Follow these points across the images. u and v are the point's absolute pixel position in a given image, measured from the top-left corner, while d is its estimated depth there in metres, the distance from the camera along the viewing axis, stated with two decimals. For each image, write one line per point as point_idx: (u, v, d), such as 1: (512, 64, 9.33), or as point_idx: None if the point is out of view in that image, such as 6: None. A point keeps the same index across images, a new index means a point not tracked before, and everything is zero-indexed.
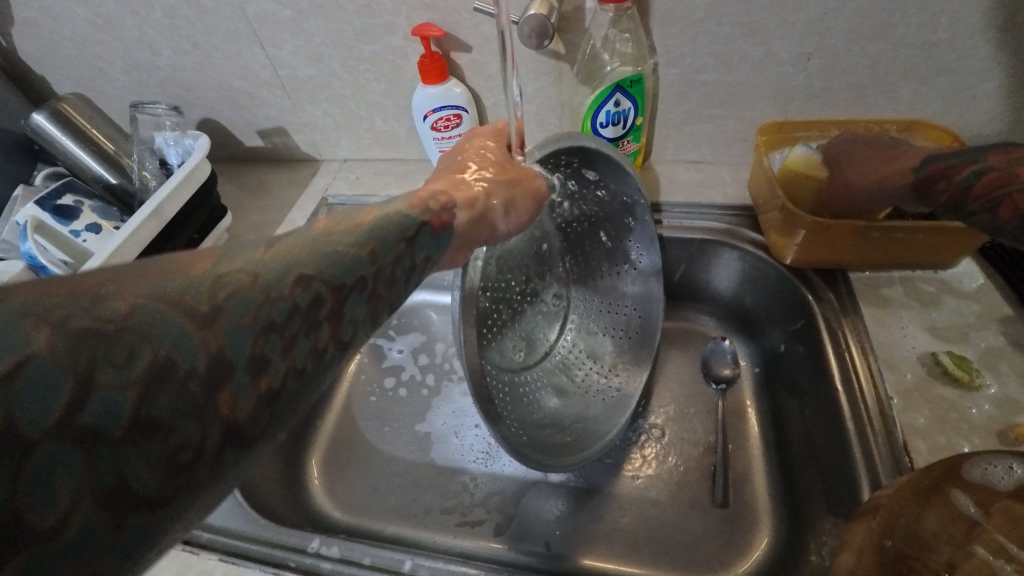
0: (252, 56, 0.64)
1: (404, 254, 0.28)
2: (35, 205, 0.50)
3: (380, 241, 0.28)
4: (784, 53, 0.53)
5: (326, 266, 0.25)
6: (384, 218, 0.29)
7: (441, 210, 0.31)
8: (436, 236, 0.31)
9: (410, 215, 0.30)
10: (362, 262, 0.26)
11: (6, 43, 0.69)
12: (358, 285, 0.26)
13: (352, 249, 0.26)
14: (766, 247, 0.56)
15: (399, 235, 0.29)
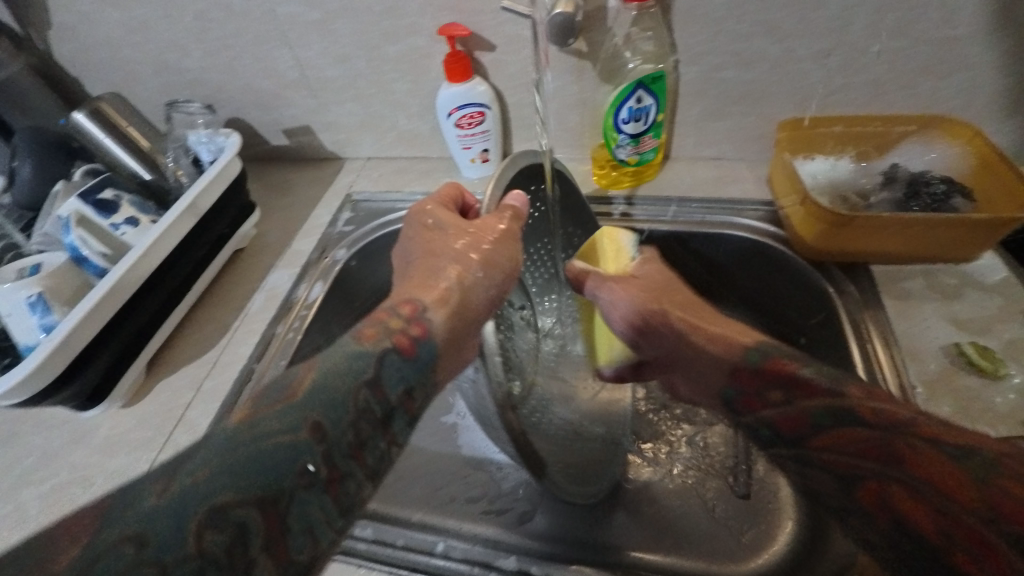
0: (280, 57, 0.65)
1: (370, 399, 0.33)
2: (79, 198, 0.52)
3: (325, 406, 0.31)
4: (805, 49, 0.53)
5: (263, 470, 0.28)
6: (331, 371, 0.33)
7: (406, 330, 0.37)
8: (405, 359, 0.36)
9: (362, 354, 0.34)
10: (309, 441, 0.30)
11: (43, 46, 0.72)
12: (307, 479, 0.29)
13: (291, 430, 0.29)
14: (788, 241, 0.56)
15: (356, 381, 0.33)
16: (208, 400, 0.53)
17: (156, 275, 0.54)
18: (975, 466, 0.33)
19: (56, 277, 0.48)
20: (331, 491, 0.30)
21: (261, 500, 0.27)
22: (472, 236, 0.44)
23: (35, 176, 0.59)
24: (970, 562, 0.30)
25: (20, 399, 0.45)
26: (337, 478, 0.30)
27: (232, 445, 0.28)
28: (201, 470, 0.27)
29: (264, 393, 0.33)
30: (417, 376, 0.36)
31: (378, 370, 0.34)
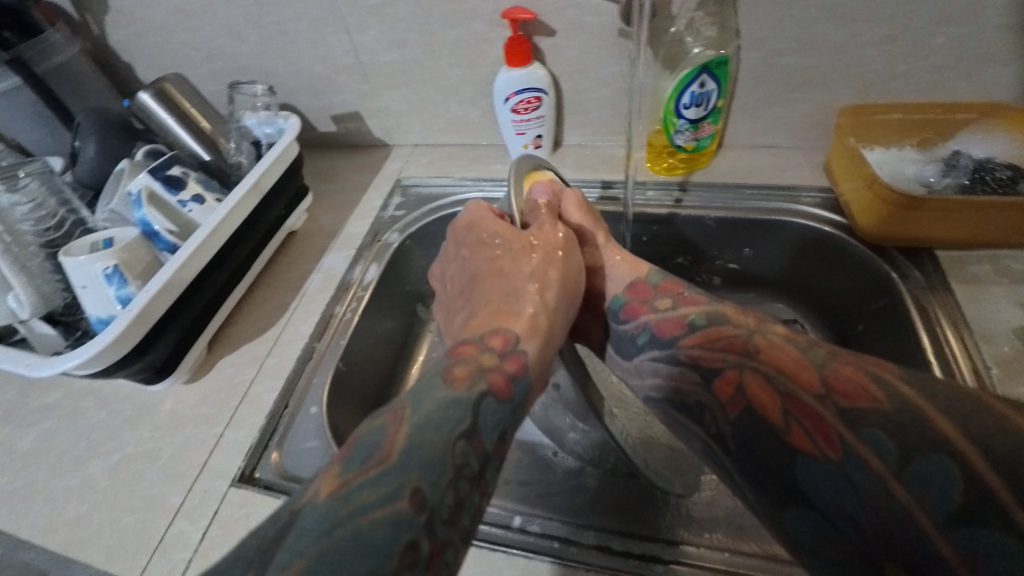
0: (336, 42, 0.65)
1: (467, 452, 0.30)
2: (148, 174, 0.52)
3: (426, 472, 0.28)
4: (869, 35, 0.53)
5: (368, 554, 0.25)
6: (431, 420, 0.30)
7: (501, 368, 0.36)
8: (499, 404, 0.34)
9: (455, 399, 0.32)
10: (410, 512, 0.27)
11: (98, 31, 0.73)
12: (410, 556, 0.26)
13: (390, 500, 0.27)
14: (849, 228, 0.56)
15: (452, 434, 0.30)
16: (272, 377, 0.53)
17: (221, 252, 0.54)
18: (821, 358, 0.34)
19: (130, 250, 0.48)
20: (434, 567, 0.26)
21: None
22: (542, 259, 0.44)
23: (98, 156, 0.59)
24: (807, 440, 0.31)
25: (97, 369, 0.45)
26: (437, 550, 0.27)
27: (329, 525, 0.25)
28: (296, 562, 0.24)
29: (350, 450, 0.30)
30: (512, 420, 0.34)
31: (474, 418, 0.32)
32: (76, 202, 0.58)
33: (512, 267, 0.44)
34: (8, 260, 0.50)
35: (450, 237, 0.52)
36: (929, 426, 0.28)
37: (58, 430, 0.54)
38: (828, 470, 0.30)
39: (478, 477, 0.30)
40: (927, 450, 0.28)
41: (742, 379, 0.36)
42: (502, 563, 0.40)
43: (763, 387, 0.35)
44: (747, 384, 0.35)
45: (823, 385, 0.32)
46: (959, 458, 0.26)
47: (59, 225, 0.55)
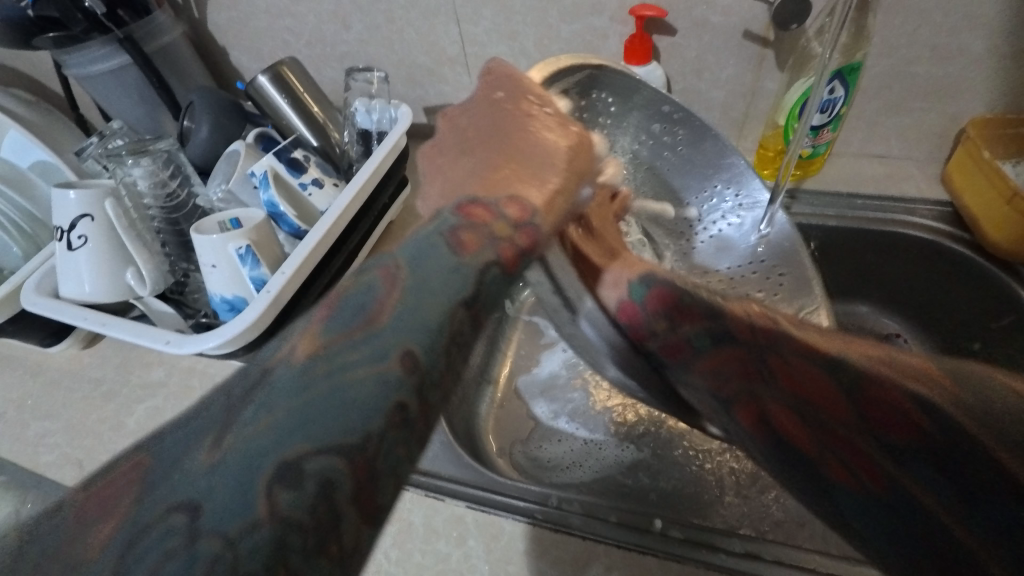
0: (444, 32, 0.65)
1: (468, 321, 0.25)
2: (273, 155, 0.52)
3: (417, 340, 0.23)
4: (1009, 47, 0.51)
5: (346, 410, 0.21)
6: (432, 275, 0.25)
7: (513, 239, 0.29)
8: (507, 274, 0.28)
9: (459, 265, 0.26)
10: (401, 374, 0.22)
11: (198, 14, 0.72)
12: (398, 418, 0.21)
13: (376, 360, 0.22)
14: (975, 243, 0.55)
15: (451, 299, 0.25)
16: None
17: (339, 238, 0.54)
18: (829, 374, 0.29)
19: (260, 230, 0.48)
20: (421, 429, 0.22)
21: (345, 447, 0.20)
22: (574, 137, 0.38)
23: (211, 137, 0.59)
24: (845, 472, 0.29)
25: (229, 348, 0.45)
26: (425, 411, 0.23)
27: (300, 386, 0.21)
28: (260, 419, 0.20)
29: (331, 308, 0.24)
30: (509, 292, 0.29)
31: (479, 288, 0.26)
32: (193, 180, 0.57)
33: (533, 134, 0.37)
34: (133, 236, 0.50)
35: (482, 76, 0.43)
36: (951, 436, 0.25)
37: (167, 408, 0.54)
38: (868, 500, 0.28)
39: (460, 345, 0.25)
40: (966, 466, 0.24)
41: (768, 403, 0.32)
42: (654, 565, 0.38)
43: (794, 418, 0.31)
44: (780, 418, 0.32)
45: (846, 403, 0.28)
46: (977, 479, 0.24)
47: (174, 205, 0.55)
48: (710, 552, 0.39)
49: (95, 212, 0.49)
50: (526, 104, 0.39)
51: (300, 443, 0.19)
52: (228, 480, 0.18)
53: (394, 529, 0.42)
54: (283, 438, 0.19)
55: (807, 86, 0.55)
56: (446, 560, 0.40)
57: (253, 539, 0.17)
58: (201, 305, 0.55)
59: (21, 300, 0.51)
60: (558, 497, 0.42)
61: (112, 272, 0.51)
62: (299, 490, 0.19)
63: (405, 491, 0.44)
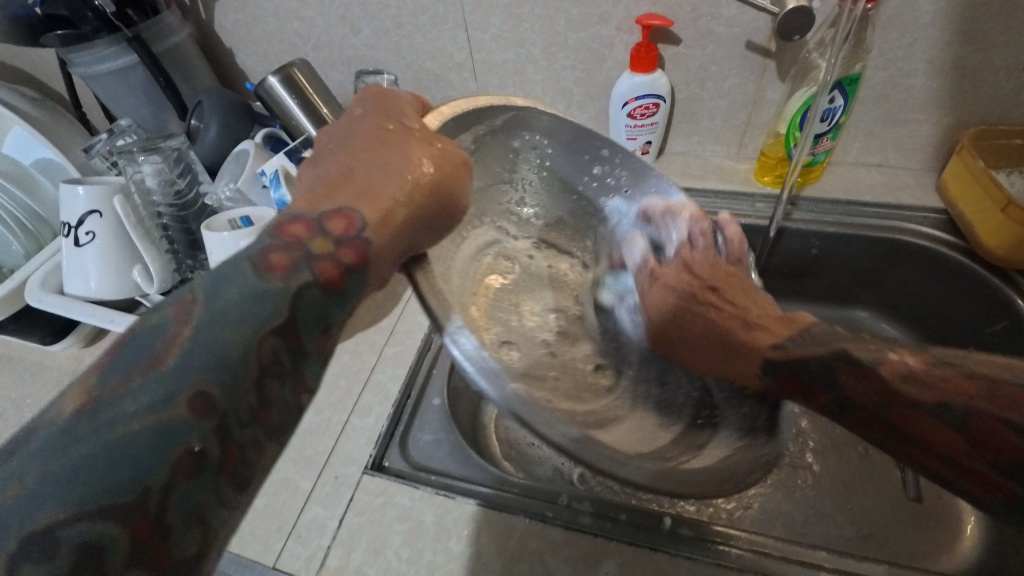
0: (452, 39, 0.66)
1: (280, 349, 0.24)
2: (284, 155, 0.52)
3: (211, 382, 0.22)
4: (1002, 61, 0.53)
5: (117, 467, 0.19)
6: (230, 317, 0.23)
7: (336, 254, 0.27)
8: (326, 298, 0.27)
9: (269, 295, 0.25)
10: (189, 419, 0.21)
11: (205, 16, 0.72)
12: (187, 465, 0.21)
13: (154, 409, 0.21)
14: (969, 250, 0.56)
15: (257, 327, 0.24)
16: (393, 365, 0.53)
17: None
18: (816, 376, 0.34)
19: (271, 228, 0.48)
20: (227, 468, 0.22)
21: (109, 503, 0.19)
22: (440, 151, 0.34)
23: (220, 137, 0.59)
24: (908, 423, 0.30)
25: None
26: (235, 451, 0.22)
27: (62, 443, 0.19)
28: (15, 485, 0.18)
29: (115, 355, 0.22)
30: (342, 314, 0.28)
31: (293, 310, 0.25)
32: (201, 178, 0.57)
33: (384, 135, 0.33)
34: (141, 233, 0.50)
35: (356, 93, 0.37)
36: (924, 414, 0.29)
37: None
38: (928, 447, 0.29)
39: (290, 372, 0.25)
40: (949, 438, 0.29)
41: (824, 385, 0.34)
42: (665, 563, 0.38)
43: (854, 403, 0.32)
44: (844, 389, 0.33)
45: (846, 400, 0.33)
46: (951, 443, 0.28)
47: (181, 203, 0.54)
48: (720, 550, 0.39)
49: (103, 208, 0.49)
50: (389, 123, 0.34)
51: (52, 508, 0.18)
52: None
53: (405, 528, 0.42)
54: (44, 500, 0.18)
55: (812, 91, 0.56)
56: (458, 559, 0.40)
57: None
58: None
59: (27, 297, 0.51)
60: (567, 496, 0.42)
61: (119, 270, 0.50)
62: (52, 560, 0.18)
63: (415, 490, 0.44)
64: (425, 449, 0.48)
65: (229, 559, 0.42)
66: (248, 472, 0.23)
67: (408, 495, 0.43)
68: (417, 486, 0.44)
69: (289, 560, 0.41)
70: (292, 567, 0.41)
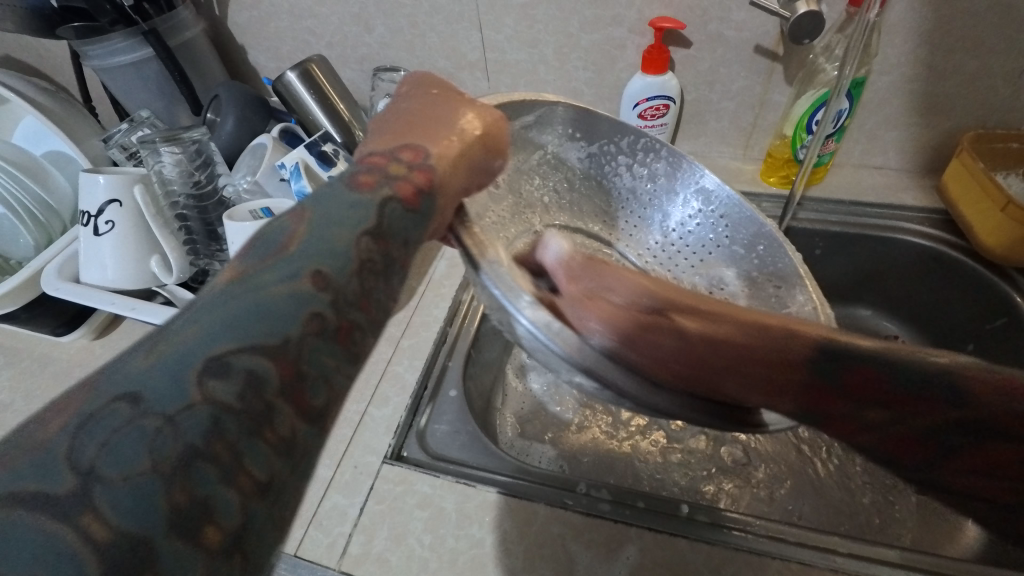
0: (466, 38, 0.67)
1: (374, 250, 0.25)
2: (305, 149, 0.53)
3: (330, 259, 0.23)
4: (999, 67, 0.55)
5: (261, 319, 0.20)
6: (334, 211, 0.25)
7: (409, 175, 0.28)
8: (410, 213, 0.27)
9: (361, 205, 0.25)
10: (314, 290, 0.22)
11: (219, 12, 0.73)
12: (316, 325, 0.22)
13: (290, 279, 0.22)
14: (968, 249, 0.58)
15: (353, 227, 0.24)
16: (410, 356, 0.54)
17: None
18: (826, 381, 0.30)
19: None
20: (343, 342, 0.23)
21: (268, 348, 0.20)
22: (486, 112, 0.36)
23: (236, 130, 0.60)
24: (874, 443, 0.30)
25: None
26: (348, 325, 0.23)
27: (222, 300, 0.21)
28: (188, 330, 0.20)
29: (250, 250, 0.24)
30: (419, 234, 0.28)
31: (382, 217, 0.26)
32: (218, 169, 0.57)
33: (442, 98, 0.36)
34: (160, 223, 0.50)
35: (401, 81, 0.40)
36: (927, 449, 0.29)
37: None
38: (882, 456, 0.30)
39: (385, 273, 0.25)
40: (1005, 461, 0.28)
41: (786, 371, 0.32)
42: (685, 548, 0.39)
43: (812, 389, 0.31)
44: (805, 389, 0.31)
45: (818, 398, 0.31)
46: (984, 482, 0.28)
47: (200, 194, 0.55)
48: (737, 535, 0.40)
49: (123, 197, 0.49)
50: (437, 94, 0.36)
51: (221, 347, 0.19)
52: (158, 378, 0.18)
53: (427, 515, 0.42)
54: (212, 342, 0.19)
55: (825, 90, 0.57)
56: (480, 544, 0.40)
57: (191, 419, 0.18)
58: None
59: (45, 286, 0.51)
60: (586, 485, 0.43)
61: (137, 259, 0.51)
62: (226, 382, 0.19)
63: (436, 478, 0.44)
64: (443, 438, 0.48)
65: None
66: (361, 349, 0.24)
67: (428, 483, 0.44)
68: (438, 474, 0.44)
69: (311, 547, 0.41)
70: (314, 553, 0.41)
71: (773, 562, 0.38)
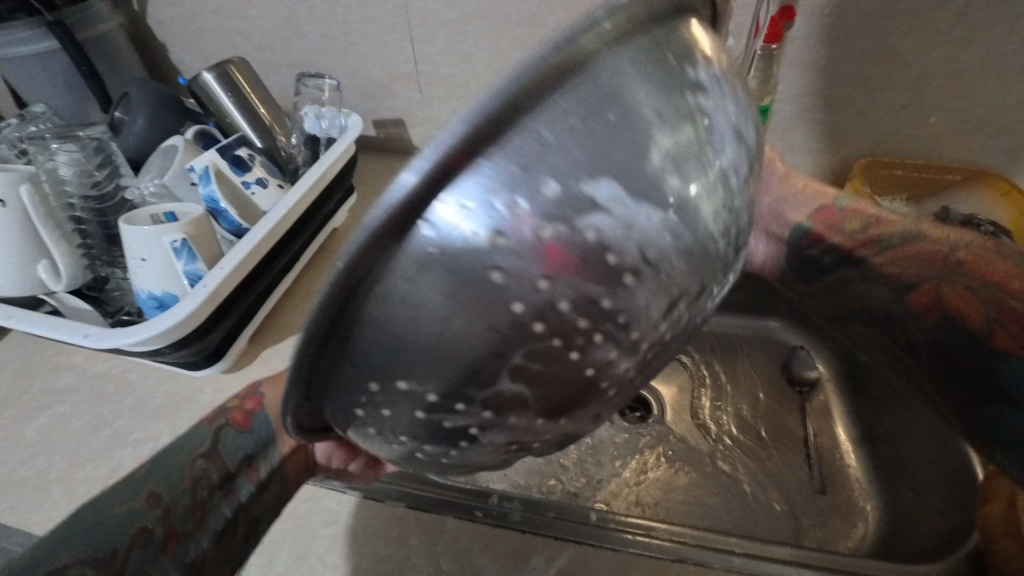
0: (399, 50, 0.67)
1: (207, 467, 0.36)
2: (217, 152, 0.51)
3: (162, 481, 0.34)
4: (884, 101, 0.60)
5: (98, 537, 0.30)
6: (172, 446, 0.36)
7: (241, 404, 0.40)
8: (239, 431, 0.38)
9: (199, 431, 0.37)
10: (144, 507, 0.32)
11: (139, 7, 0.70)
12: (141, 538, 0.31)
13: (128, 501, 0.32)
14: None
15: (192, 456, 0.36)
16: None
17: (284, 240, 0.53)
18: (829, 258, 0.51)
19: (198, 225, 0.46)
20: (170, 548, 0.32)
21: (96, 556, 0.30)
22: None
23: (147, 130, 0.57)
24: (1010, 341, 0.41)
25: (164, 344, 0.43)
26: (175, 535, 0.33)
27: (80, 518, 0.31)
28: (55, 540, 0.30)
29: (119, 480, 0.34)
30: (256, 445, 0.39)
31: (215, 441, 0.37)
32: (122, 171, 0.54)
33: None
34: (51, 225, 0.46)
35: None
36: (942, 308, 0.45)
37: (75, 416, 0.49)
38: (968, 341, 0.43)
39: (220, 486, 0.36)
40: (940, 258, 0.46)
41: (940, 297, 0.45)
42: (591, 555, 0.40)
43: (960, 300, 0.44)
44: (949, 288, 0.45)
45: (816, 226, 0.52)
46: (956, 294, 0.44)
47: (100, 196, 0.51)
48: (641, 540, 0.41)
49: (6, 196, 0.44)
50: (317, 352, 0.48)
51: (64, 555, 0.29)
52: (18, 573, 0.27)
53: (332, 532, 0.40)
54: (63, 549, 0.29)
55: None
56: (385, 563, 0.39)
57: None
58: (123, 302, 0.51)
59: None
60: (497, 496, 0.43)
61: (22, 265, 0.47)
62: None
63: (344, 494, 0.43)
64: None
65: None
66: (190, 557, 0.33)
67: (336, 498, 0.42)
68: (346, 489, 0.43)
69: None
70: None
71: (673, 566, 0.39)
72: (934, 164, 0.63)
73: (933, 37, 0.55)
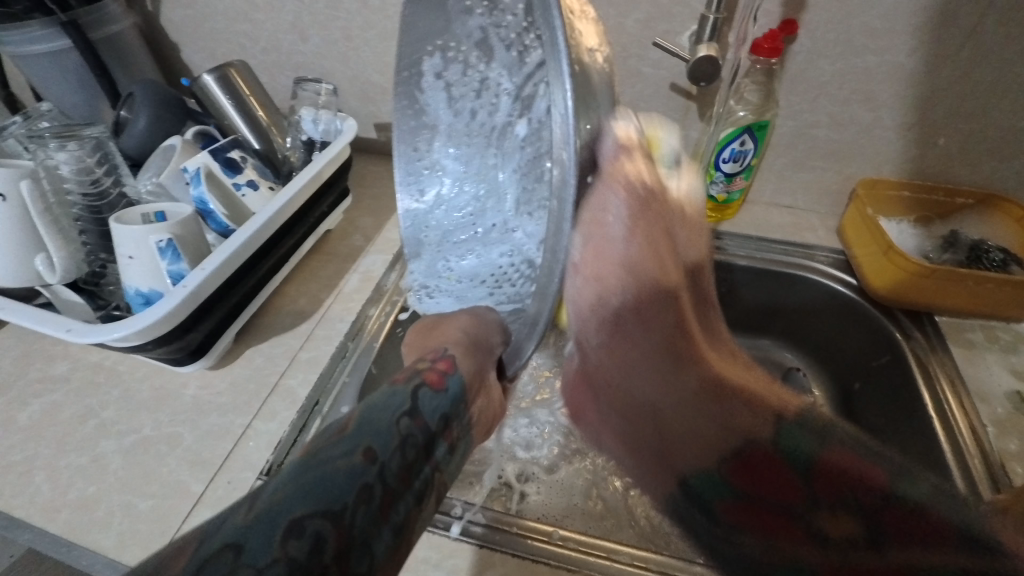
0: (398, 55, 0.68)
1: (412, 426, 0.27)
2: (209, 154, 0.52)
3: (375, 435, 0.25)
4: (891, 120, 0.58)
5: (323, 490, 0.21)
6: (374, 394, 0.28)
7: (433, 367, 0.34)
8: (436, 391, 0.31)
9: (397, 391, 0.29)
10: (365, 463, 0.23)
11: (151, 8, 0.72)
12: (367, 496, 0.22)
13: (343, 453, 0.23)
14: (861, 290, 0.59)
15: (394, 413, 0.27)
16: (305, 370, 0.53)
17: (271, 242, 0.54)
18: (706, 485, 0.38)
19: (186, 226, 0.48)
20: (389, 517, 0.23)
21: (330, 512, 0.20)
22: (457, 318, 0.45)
23: (148, 130, 0.58)
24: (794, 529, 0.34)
25: (144, 341, 0.44)
26: (390, 496, 0.23)
27: (289, 472, 0.22)
28: (274, 492, 0.21)
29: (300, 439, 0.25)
30: (453, 408, 0.31)
31: (417, 401, 0.29)
32: (122, 170, 0.56)
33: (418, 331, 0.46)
34: (49, 221, 0.48)
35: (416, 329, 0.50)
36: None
37: (67, 405, 0.51)
38: None
39: (426, 449, 0.27)
40: (860, 562, 0.31)
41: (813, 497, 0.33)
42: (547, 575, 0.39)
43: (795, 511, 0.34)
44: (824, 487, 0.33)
45: (740, 467, 0.37)
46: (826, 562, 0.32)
47: (99, 194, 0.53)
48: (601, 563, 0.40)
49: (8, 192, 0.46)
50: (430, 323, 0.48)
51: (300, 506, 0.20)
52: (255, 527, 0.19)
53: None
54: (287, 507, 0.20)
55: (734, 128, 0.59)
56: None
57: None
58: (115, 298, 0.54)
59: None
60: (463, 508, 0.43)
61: (19, 257, 0.48)
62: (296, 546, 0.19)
63: None
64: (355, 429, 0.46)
65: (106, 563, 0.41)
66: (402, 520, 0.23)
67: None
68: None
69: None
70: None
71: None
72: (942, 184, 0.61)
73: (943, 53, 0.52)
